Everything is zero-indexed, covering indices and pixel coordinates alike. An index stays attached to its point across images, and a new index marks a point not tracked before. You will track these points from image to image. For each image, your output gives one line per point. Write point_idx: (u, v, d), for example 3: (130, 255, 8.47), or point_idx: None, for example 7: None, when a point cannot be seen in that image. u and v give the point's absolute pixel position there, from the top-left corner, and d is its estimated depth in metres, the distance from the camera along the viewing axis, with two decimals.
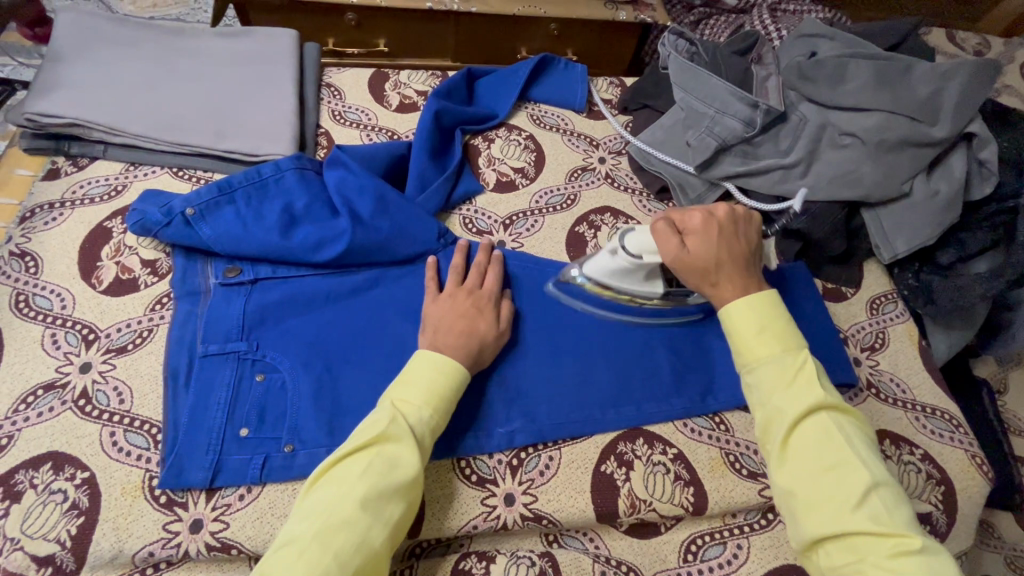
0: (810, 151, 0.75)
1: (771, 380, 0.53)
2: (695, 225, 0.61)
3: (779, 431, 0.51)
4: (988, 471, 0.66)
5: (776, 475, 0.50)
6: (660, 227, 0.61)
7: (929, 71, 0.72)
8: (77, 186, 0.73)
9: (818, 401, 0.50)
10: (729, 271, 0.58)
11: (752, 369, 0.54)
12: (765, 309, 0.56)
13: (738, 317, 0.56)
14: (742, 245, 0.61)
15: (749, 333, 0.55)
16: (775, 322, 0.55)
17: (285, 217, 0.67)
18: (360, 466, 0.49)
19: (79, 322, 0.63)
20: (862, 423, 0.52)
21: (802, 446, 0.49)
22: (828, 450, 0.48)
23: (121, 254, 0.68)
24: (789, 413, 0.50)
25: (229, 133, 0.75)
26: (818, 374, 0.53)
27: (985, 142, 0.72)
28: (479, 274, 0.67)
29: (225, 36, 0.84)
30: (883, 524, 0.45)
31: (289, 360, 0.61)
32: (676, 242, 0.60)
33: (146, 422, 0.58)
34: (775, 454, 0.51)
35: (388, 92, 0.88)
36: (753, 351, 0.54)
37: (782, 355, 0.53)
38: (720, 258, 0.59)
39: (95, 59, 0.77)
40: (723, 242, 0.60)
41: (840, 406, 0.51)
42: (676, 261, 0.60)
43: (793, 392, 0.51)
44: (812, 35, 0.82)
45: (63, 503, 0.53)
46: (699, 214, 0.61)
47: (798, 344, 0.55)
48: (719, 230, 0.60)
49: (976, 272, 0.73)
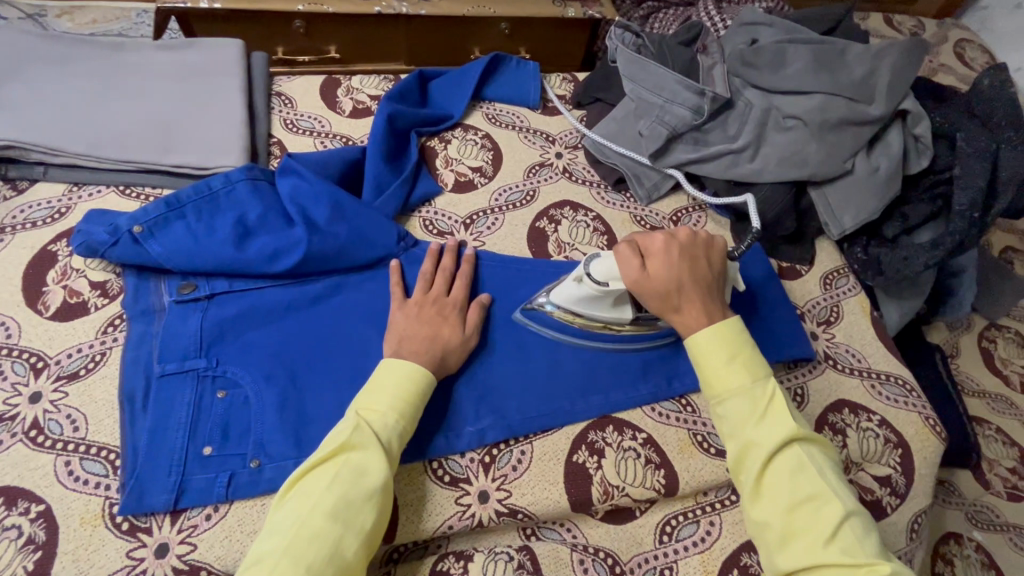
0: (757, 134, 0.77)
1: (739, 414, 0.54)
2: (656, 248, 0.60)
3: (753, 464, 0.52)
4: (941, 431, 0.69)
5: (750, 507, 0.51)
6: (622, 251, 0.60)
7: (862, 53, 0.76)
8: (18, 211, 0.70)
9: (790, 433, 0.52)
10: (689, 295, 0.59)
11: (721, 401, 0.55)
12: (727, 338, 0.57)
13: (705, 347, 0.57)
14: (703, 266, 0.61)
15: (718, 363, 0.56)
16: (742, 349, 0.57)
17: (238, 229, 0.65)
18: (327, 477, 0.48)
19: (26, 351, 0.60)
20: (828, 450, 0.54)
21: (775, 480, 0.51)
22: (801, 483, 0.50)
23: (68, 278, 0.65)
24: (762, 446, 0.52)
25: (176, 147, 0.74)
26: (787, 403, 0.54)
27: (919, 118, 0.76)
28: (445, 279, 0.66)
29: (169, 49, 0.82)
30: (856, 556, 0.46)
31: (251, 375, 0.60)
32: (637, 267, 0.59)
33: (103, 448, 0.56)
34: (750, 487, 0.52)
35: (341, 98, 0.87)
36: (722, 382, 0.55)
37: (751, 387, 0.54)
38: (681, 280, 0.58)
39: (31, 79, 0.75)
40: (684, 266, 0.59)
41: (809, 436, 0.53)
42: (636, 285, 0.59)
43: (764, 425, 0.53)
44: (752, 23, 0.85)
45: (18, 539, 0.51)
46: (660, 237, 0.60)
47: (765, 373, 0.56)
48: (680, 252, 0.60)
49: (919, 243, 0.76)
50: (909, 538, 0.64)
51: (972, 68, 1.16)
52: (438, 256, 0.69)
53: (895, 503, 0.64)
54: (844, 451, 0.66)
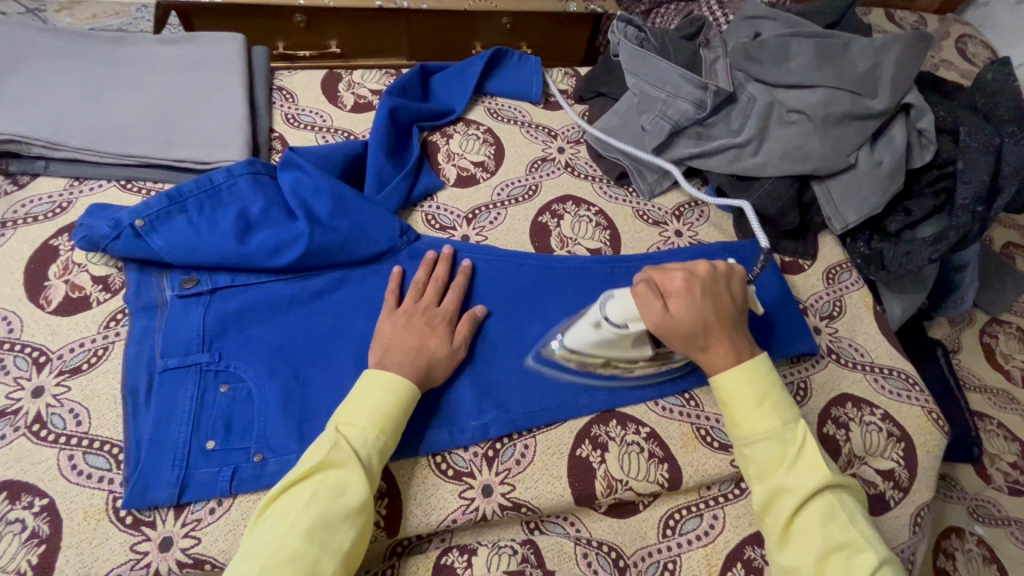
0: (760, 128, 0.77)
1: (769, 457, 0.54)
2: (676, 286, 0.58)
3: (783, 508, 0.52)
4: (944, 425, 0.69)
5: (779, 553, 0.51)
6: (641, 291, 0.58)
7: (866, 46, 0.75)
8: (19, 205, 0.70)
9: (822, 478, 0.52)
10: (716, 333, 0.58)
11: (749, 443, 0.55)
12: (757, 380, 0.57)
13: (735, 388, 0.57)
14: (726, 302, 0.59)
15: (747, 406, 0.56)
16: (771, 392, 0.57)
17: (240, 223, 0.65)
18: (304, 496, 0.48)
19: (29, 345, 0.60)
20: (857, 494, 0.54)
21: (806, 527, 0.50)
22: (833, 530, 0.50)
23: (69, 273, 0.65)
24: (794, 492, 0.51)
25: (177, 142, 0.73)
26: (818, 448, 0.54)
27: (922, 111, 0.76)
28: (436, 290, 0.65)
29: (169, 44, 0.82)
30: None
31: (253, 369, 0.60)
32: (659, 308, 0.57)
33: (106, 442, 0.56)
34: (777, 532, 0.52)
35: (342, 93, 0.87)
36: (751, 425, 0.56)
37: (781, 431, 0.55)
38: (706, 320, 0.57)
39: (31, 73, 0.74)
40: (707, 304, 0.58)
41: (842, 482, 0.53)
42: (660, 326, 0.57)
43: (795, 471, 0.53)
44: (756, 17, 0.84)
45: (22, 533, 0.51)
46: (680, 275, 0.58)
47: (795, 416, 0.56)
48: (702, 290, 0.58)
49: (922, 237, 0.76)
50: (913, 531, 0.64)
51: (974, 63, 1.16)
52: (432, 265, 0.68)
53: (898, 496, 0.64)
54: (847, 445, 0.66)
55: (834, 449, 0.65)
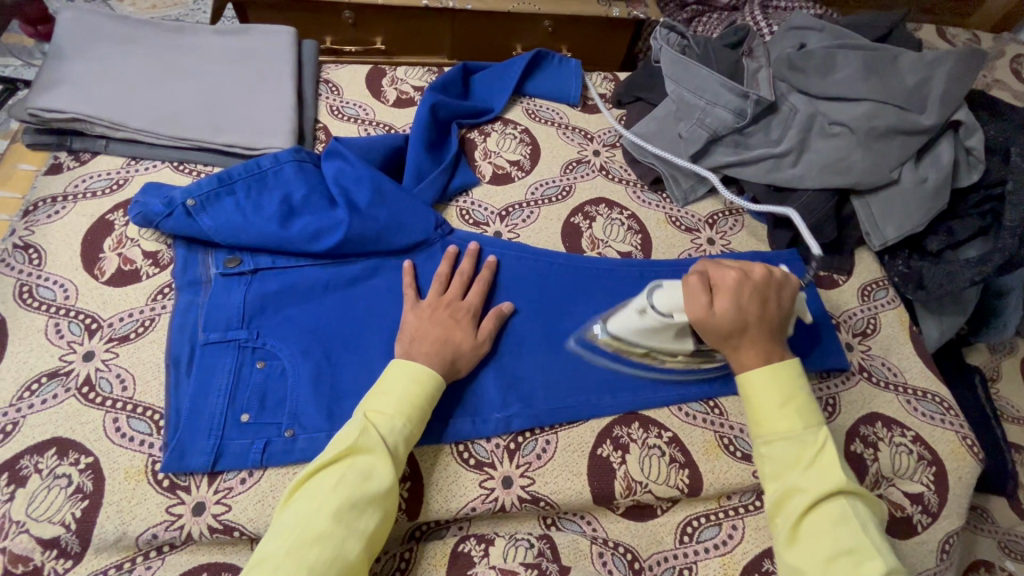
0: (801, 139, 0.76)
1: (786, 457, 0.54)
2: (727, 285, 0.59)
3: (794, 508, 0.51)
4: (979, 452, 0.67)
5: (784, 552, 0.51)
6: (692, 283, 0.60)
7: (915, 61, 0.74)
8: (80, 180, 0.74)
9: (838, 483, 0.51)
10: (753, 336, 0.58)
11: (768, 441, 0.55)
12: (782, 381, 0.57)
13: (760, 388, 0.57)
14: (772, 309, 0.60)
15: (769, 404, 0.56)
16: (797, 395, 0.56)
17: (284, 208, 0.68)
18: (333, 478, 0.50)
19: (82, 312, 0.64)
20: (874, 506, 0.53)
21: (815, 529, 0.50)
22: (843, 534, 0.49)
23: (123, 246, 0.69)
24: (808, 492, 0.51)
25: (228, 127, 0.77)
26: (838, 454, 0.53)
27: (972, 130, 0.74)
28: (461, 284, 0.66)
29: (225, 34, 0.86)
30: None
31: (289, 348, 0.62)
32: (704, 302, 0.58)
33: (148, 408, 0.59)
34: (787, 531, 0.51)
35: (385, 87, 0.89)
36: (772, 423, 0.55)
37: (801, 432, 0.54)
38: (747, 321, 0.58)
39: (98, 57, 0.79)
40: (753, 305, 0.59)
41: (858, 489, 0.52)
42: (700, 320, 0.58)
43: (811, 472, 0.52)
44: (802, 28, 0.84)
45: (67, 488, 0.54)
46: (732, 274, 0.59)
47: (819, 422, 0.55)
48: (751, 291, 0.59)
49: (965, 258, 0.74)
50: (939, 558, 0.62)
51: None
52: (454, 259, 0.69)
53: (926, 521, 0.63)
54: (875, 465, 0.64)
55: (861, 468, 0.64)
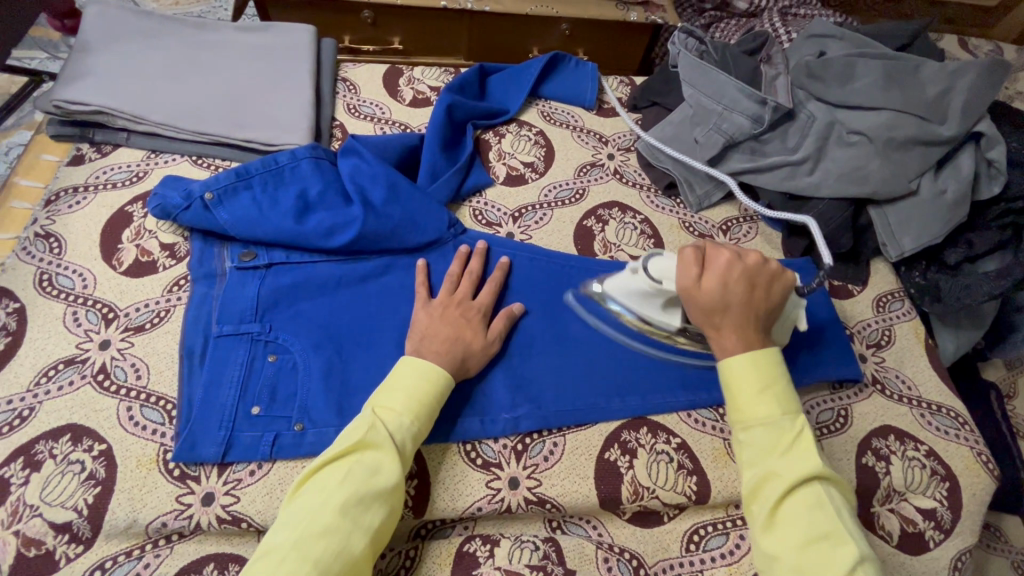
0: (818, 148, 0.76)
1: (762, 444, 0.52)
2: (719, 264, 0.57)
3: (770, 494, 0.50)
4: (993, 469, 0.66)
5: (759, 537, 0.50)
6: (686, 255, 0.58)
7: (937, 71, 0.73)
8: (101, 172, 0.75)
9: (814, 469, 0.50)
10: (733, 318, 0.56)
11: (745, 427, 0.53)
12: (761, 366, 0.54)
13: (740, 372, 0.54)
14: (761, 297, 0.57)
15: (749, 390, 0.54)
16: (775, 380, 0.54)
17: (300, 204, 0.68)
18: (341, 472, 0.50)
19: (100, 302, 0.65)
20: (849, 493, 0.52)
21: (792, 515, 0.49)
22: (818, 520, 0.48)
23: (141, 237, 0.70)
24: (784, 478, 0.50)
25: (246, 123, 0.78)
26: (814, 439, 0.52)
27: (994, 141, 0.72)
28: (471, 283, 0.66)
29: (246, 31, 0.87)
30: None
31: (301, 343, 0.62)
32: (693, 274, 0.57)
33: (161, 398, 0.59)
34: (763, 517, 0.50)
35: (402, 86, 0.90)
36: (749, 409, 0.53)
37: (779, 418, 0.53)
38: (730, 302, 0.56)
39: (121, 51, 0.80)
40: (742, 288, 0.56)
41: (834, 475, 0.51)
42: (685, 291, 0.57)
43: (788, 458, 0.51)
44: (823, 35, 0.83)
45: (80, 473, 0.55)
46: (726, 254, 0.57)
47: (796, 407, 0.54)
48: (742, 274, 0.56)
49: (983, 272, 0.73)
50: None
51: None
52: (465, 258, 0.69)
53: (938, 537, 0.62)
54: (887, 478, 0.63)
55: (873, 481, 0.63)
